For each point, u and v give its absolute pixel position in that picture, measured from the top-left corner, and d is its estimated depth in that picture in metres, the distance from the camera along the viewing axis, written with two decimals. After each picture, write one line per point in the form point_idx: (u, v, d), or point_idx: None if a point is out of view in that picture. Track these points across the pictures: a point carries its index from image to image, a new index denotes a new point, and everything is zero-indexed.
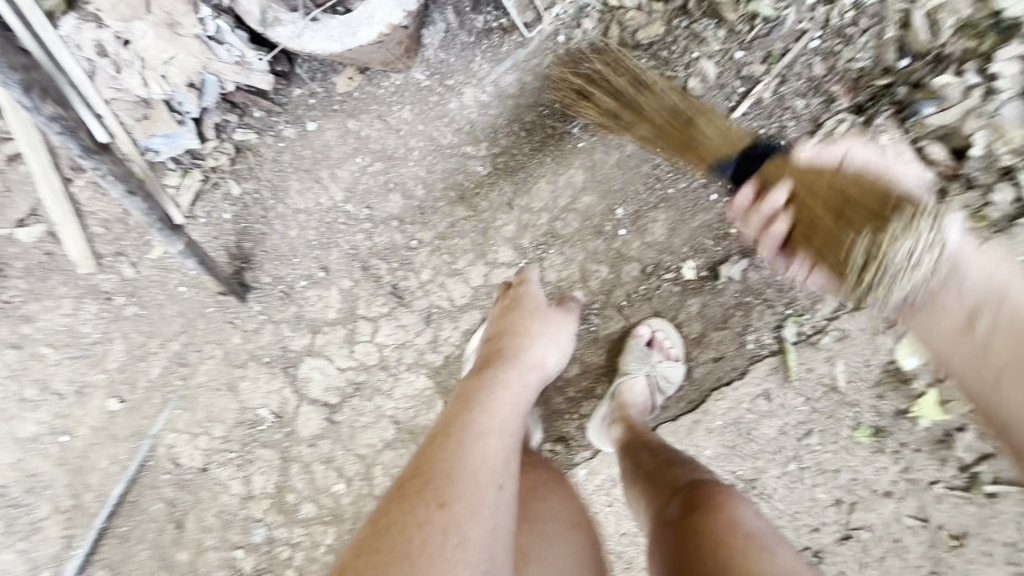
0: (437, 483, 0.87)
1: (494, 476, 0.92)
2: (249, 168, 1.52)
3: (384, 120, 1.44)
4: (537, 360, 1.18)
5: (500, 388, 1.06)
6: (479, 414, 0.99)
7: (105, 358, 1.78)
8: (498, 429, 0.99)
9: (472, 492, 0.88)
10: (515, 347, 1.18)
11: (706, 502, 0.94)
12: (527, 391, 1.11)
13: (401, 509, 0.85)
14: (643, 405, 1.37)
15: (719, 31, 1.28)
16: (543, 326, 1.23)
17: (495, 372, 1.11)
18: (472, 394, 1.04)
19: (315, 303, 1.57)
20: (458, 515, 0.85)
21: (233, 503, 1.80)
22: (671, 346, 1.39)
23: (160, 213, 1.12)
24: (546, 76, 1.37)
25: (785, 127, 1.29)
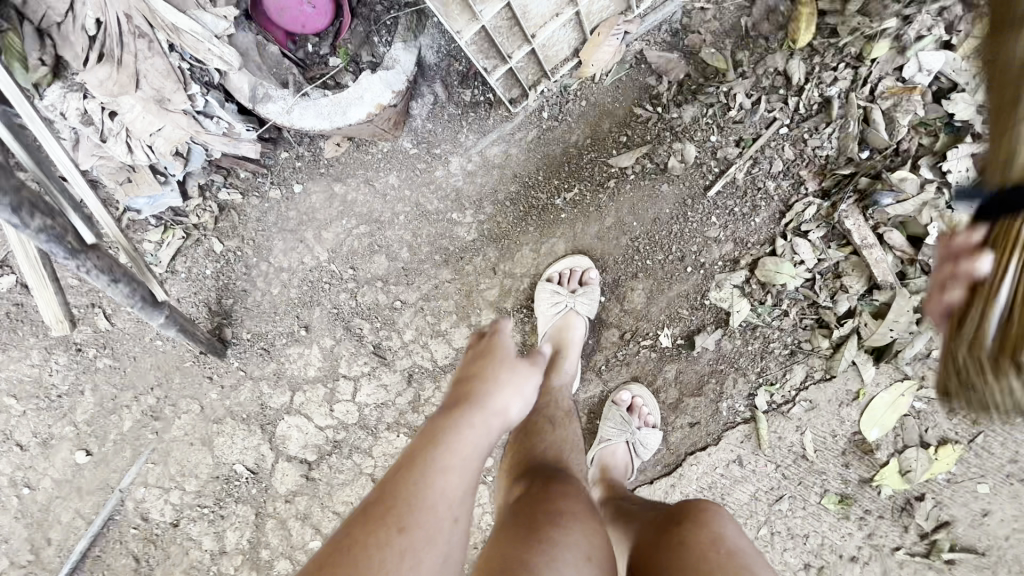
0: (401, 509, 0.74)
1: (457, 510, 0.78)
2: (232, 227, 1.52)
3: (371, 185, 1.46)
4: (505, 409, 0.91)
5: (468, 428, 0.84)
6: (446, 448, 0.81)
7: (73, 410, 1.74)
8: (463, 465, 0.81)
9: (434, 522, 0.74)
10: (492, 383, 0.92)
11: (692, 516, 0.91)
12: (491, 437, 0.87)
13: (357, 538, 0.71)
14: (624, 469, 1.41)
15: (696, 114, 1.34)
16: (512, 376, 0.94)
17: (461, 416, 0.85)
18: (436, 431, 0.83)
19: (296, 360, 1.57)
20: (418, 543, 0.72)
21: (204, 559, 1.76)
22: (650, 413, 1.43)
23: (143, 291, 1.23)
24: (530, 149, 1.41)
25: (757, 206, 1.35)
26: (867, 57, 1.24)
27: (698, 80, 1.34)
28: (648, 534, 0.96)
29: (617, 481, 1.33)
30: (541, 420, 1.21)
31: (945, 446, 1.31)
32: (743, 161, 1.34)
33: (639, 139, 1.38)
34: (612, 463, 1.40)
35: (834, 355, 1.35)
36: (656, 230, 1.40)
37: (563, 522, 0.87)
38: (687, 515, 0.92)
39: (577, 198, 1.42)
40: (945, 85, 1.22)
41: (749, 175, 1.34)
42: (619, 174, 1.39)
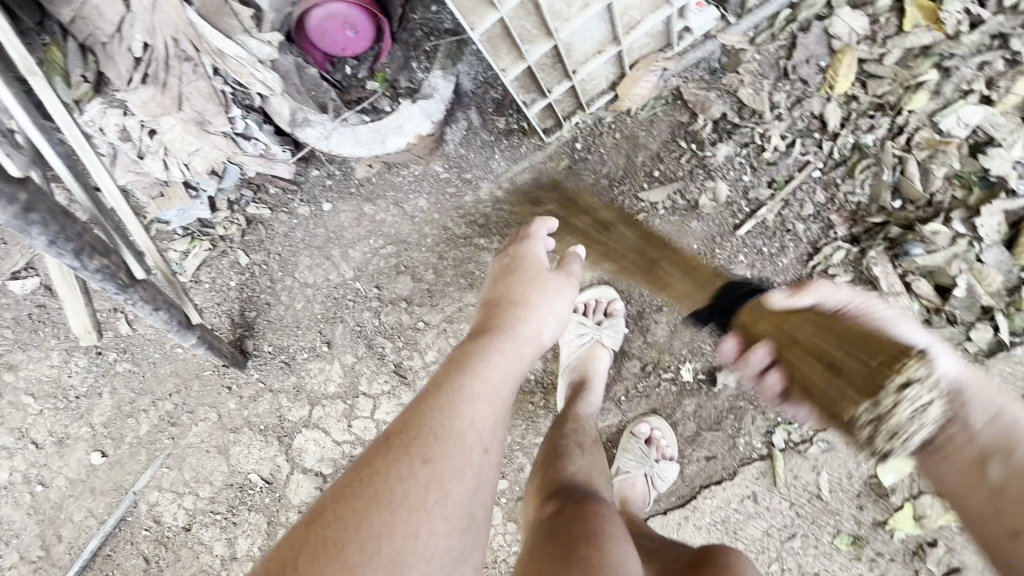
0: (428, 437, 0.75)
1: (483, 441, 0.79)
2: (259, 241, 1.52)
3: (400, 207, 1.47)
4: (535, 333, 0.96)
5: (497, 352, 0.88)
6: (474, 374, 0.83)
7: (91, 412, 1.75)
8: (490, 396, 0.83)
9: (460, 452, 0.76)
10: (512, 311, 0.95)
11: (720, 557, 0.94)
12: (522, 362, 0.91)
13: (381, 460, 0.72)
14: (641, 501, 1.42)
15: (730, 153, 1.35)
16: (542, 297, 0.99)
17: (490, 336, 0.90)
18: (464, 355, 0.86)
19: (317, 375, 1.57)
20: (443, 475, 0.73)
21: (213, 565, 1.78)
22: (667, 446, 1.43)
23: (179, 315, 1.25)
24: (562, 179, 1.41)
25: (785, 246, 1.35)
26: (906, 107, 1.25)
27: (733, 118, 1.34)
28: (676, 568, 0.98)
29: (638, 517, 1.36)
30: (570, 444, 1.23)
31: None
32: (774, 202, 1.34)
33: (671, 174, 1.38)
34: (630, 496, 1.42)
35: None
36: None
37: (596, 547, 0.89)
38: (716, 555, 0.94)
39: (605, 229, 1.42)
40: (982, 138, 1.22)
41: (778, 216, 1.35)
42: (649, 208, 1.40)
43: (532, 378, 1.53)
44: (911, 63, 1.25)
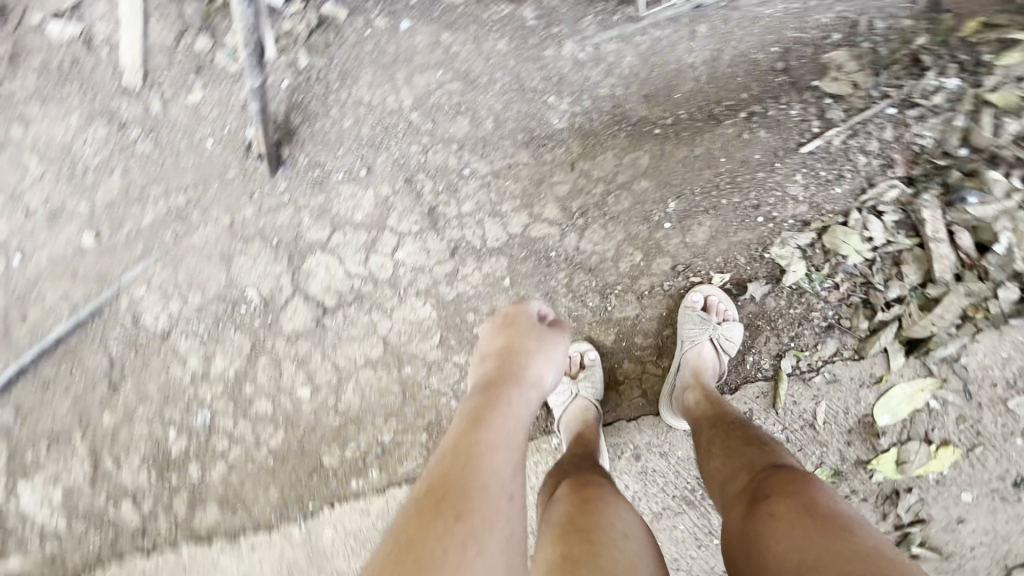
0: (455, 495, 0.84)
1: (506, 487, 0.89)
2: (325, 45, 1.48)
3: (478, 44, 1.44)
4: (538, 378, 1.15)
5: (506, 405, 1.04)
6: (488, 427, 0.97)
7: (95, 189, 1.65)
8: (503, 444, 0.96)
9: (487, 502, 0.85)
10: (516, 364, 1.14)
11: (781, 491, 0.88)
12: (528, 410, 1.07)
13: (420, 526, 0.81)
14: (713, 368, 1.41)
15: (818, 72, 1.37)
16: (540, 346, 1.20)
17: (499, 391, 1.07)
18: (479, 409, 1.02)
19: (346, 199, 1.53)
20: (476, 527, 0.81)
21: (183, 378, 1.72)
22: (728, 309, 1.42)
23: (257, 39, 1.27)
24: (646, 58, 1.41)
25: (842, 174, 1.37)
26: (997, 61, 1.28)
27: (826, 39, 1.37)
28: (733, 509, 0.93)
29: (712, 386, 1.35)
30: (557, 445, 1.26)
31: (945, 447, 1.36)
32: (843, 127, 1.36)
33: (753, 78, 1.39)
34: (701, 365, 1.40)
35: (868, 337, 1.39)
36: (739, 173, 1.41)
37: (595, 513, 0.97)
38: (776, 488, 0.89)
39: (674, 119, 1.42)
40: None
41: (844, 143, 1.37)
42: (722, 110, 1.41)
43: (561, 254, 1.49)
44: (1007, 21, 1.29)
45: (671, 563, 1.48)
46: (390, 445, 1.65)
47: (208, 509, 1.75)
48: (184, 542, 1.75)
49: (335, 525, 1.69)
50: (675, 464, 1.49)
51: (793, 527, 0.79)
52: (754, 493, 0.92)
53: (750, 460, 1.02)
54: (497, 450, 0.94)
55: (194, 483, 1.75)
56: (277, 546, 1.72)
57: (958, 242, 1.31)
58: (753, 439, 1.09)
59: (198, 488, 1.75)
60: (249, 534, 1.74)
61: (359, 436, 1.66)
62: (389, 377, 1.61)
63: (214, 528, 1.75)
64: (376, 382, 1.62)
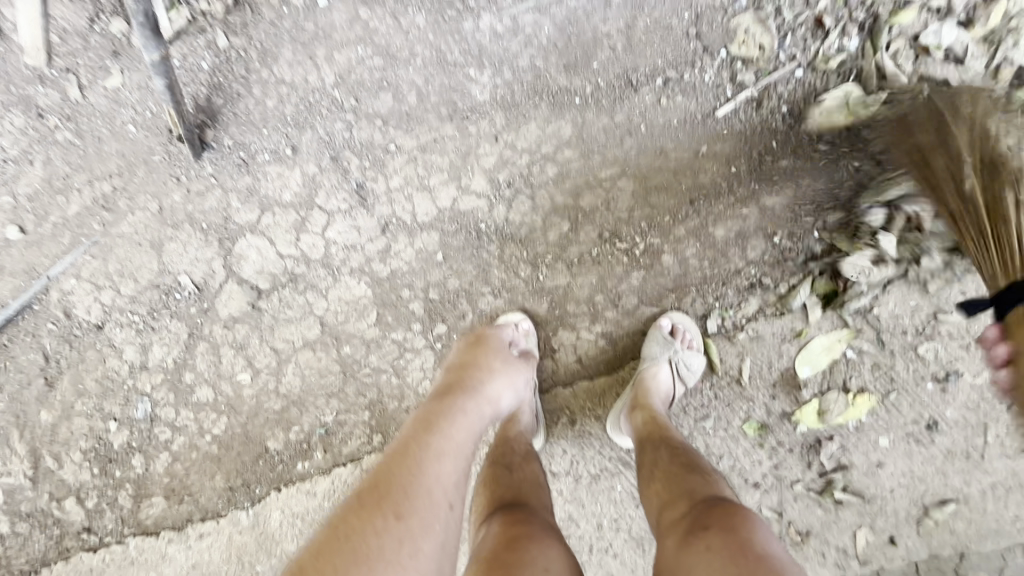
0: (397, 496, 0.93)
1: (448, 494, 0.99)
2: (242, 24, 1.46)
3: (396, 19, 1.44)
4: (494, 396, 1.25)
5: (460, 412, 1.14)
6: (441, 434, 1.06)
7: (16, 180, 1.61)
8: (453, 451, 1.05)
9: (429, 508, 0.94)
10: (477, 379, 1.25)
11: (719, 525, 0.91)
12: (481, 421, 1.17)
13: (361, 522, 0.89)
14: (666, 394, 1.42)
15: (730, 38, 1.40)
16: (503, 366, 1.32)
17: (455, 400, 1.16)
18: (432, 416, 1.10)
19: (273, 179, 1.52)
20: (412, 530, 0.90)
21: (121, 370, 1.70)
22: (694, 338, 1.44)
23: (147, 7, 1.25)
24: (563, 28, 1.43)
25: (756, 137, 1.42)
26: (892, 20, 1.33)
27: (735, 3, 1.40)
28: (670, 539, 0.96)
29: (658, 409, 1.36)
30: (498, 469, 1.29)
31: (862, 395, 1.42)
32: (755, 91, 1.41)
33: (668, 46, 1.42)
34: (654, 389, 1.41)
35: (788, 294, 1.44)
36: (658, 140, 1.45)
37: (520, 547, 0.99)
38: (711, 523, 0.92)
39: (593, 88, 1.45)
40: (954, 61, 1.31)
41: (757, 107, 1.41)
42: (640, 77, 1.44)
43: (491, 226, 1.51)
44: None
45: (611, 523, 1.53)
46: (333, 425, 1.65)
47: (154, 501, 1.73)
48: (131, 535, 1.74)
49: (282, 508, 1.69)
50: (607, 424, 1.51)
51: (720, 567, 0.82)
52: (691, 523, 0.95)
53: (694, 487, 1.06)
54: (445, 458, 1.03)
55: (138, 476, 1.73)
56: (226, 533, 1.71)
57: (880, 196, 1.36)
58: (696, 469, 1.13)
59: (143, 481, 1.73)
60: (197, 523, 1.73)
61: (302, 418, 1.66)
62: (328, 357, 1.62)
63: (161, 520, 1.73)
64: (315, 364, 1.62)
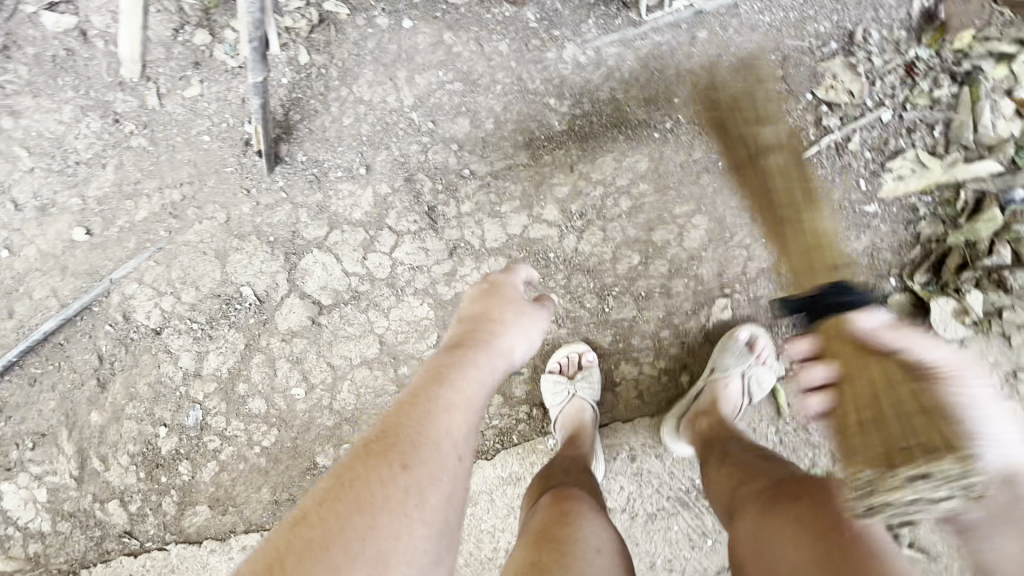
0: (405, 444, 0.88)
1: (457, 448, 0.93)
2: (326, 41, 1.48)
3: (480, 45, 1.45)
4: (507, 348, 1.13)
5: (470, 366, 1.04)
6: (451, 387, 0.99)
7: (87, 183, 1.63)
8: (464, 405, 0.98)
9: (436, 458, 0.90)
10: (487, 333, 1.12)
11: (810, 497, 0.92)
12: (492, 376, 1.07)
13: (366, 467, 0.86)
14: (734, 406, 1.39)
15: (815, 81, 1.39)
16: (516, 318, 1.18)
17: (467, 353, 1.07)
18: (445, 369, 1.02)
19: (345, 198, 1.52)
20: (419, 479, 0.86)
21: (175, 376, 1.70)
22: (768, 354, 1.43)
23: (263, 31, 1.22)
24: (646, 61, 1.43)
25: (836, 181, 1.40)
26: (988, 74, 1.32)
27: (821, 49, 1.39)
28: (749, 513, 0.98)
29: (728, 420, 1.33)
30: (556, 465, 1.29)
31: None
32: (839, 133, 1.39)
33: (751, 85, 1.41)
34: (723, 399, 1.39)
35: None
36: (736, 178, 1.43)
37: (572, 523, 1.02)
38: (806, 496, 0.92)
39: (673, 123, 1.44)
40: None
41: (840, 149, 1.39)
42: None
43: (560, 255, 1.50)
44: (1015, 27, 1.31)
45: (665, 564, 1.49)
46: None
47: (198, 509, 1.72)
48: (172, 543, 1.72)
49: None
50: (669, 465, 1.50)
51: (807, 540, 0.84)
52: (776, 496, 0.96)
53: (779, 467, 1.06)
54: (455, 412, 0.97)
55: (184, 483, 1.72)
56: None
57: (968, 250, 1.33)
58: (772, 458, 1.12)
59: (188, 488, 1.72)
60: (240, 534, 1.72)
61: (354, 436, 1.65)
62: (385, 376, 1.61)
63: (203, 529, 1.72)
64: (372, 382, 1.61)
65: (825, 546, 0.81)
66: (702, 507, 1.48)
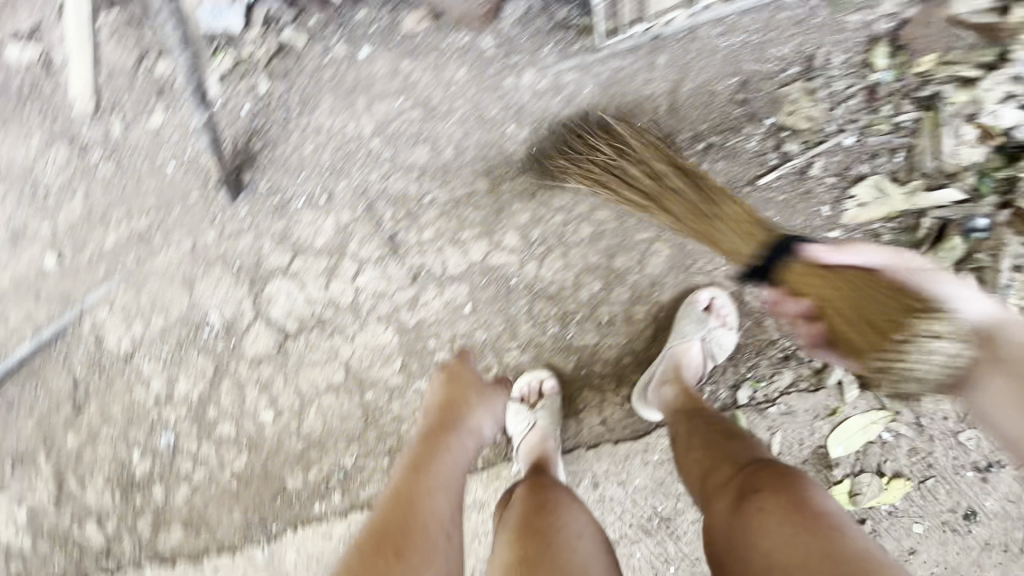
0: (397, 536, 1.01)
1: (443, 528, 1.06)
2: (284, 70, 1.47)
3: (438, 72, 1.44)
4: (475, 429, 1.27)
5: (444, 453, 1.18)
6: (428, 477, 1.12)
7: (56, 211, 1.64)
8: (442, 489, 1.11)
9: (424, 542, 1.02)
10: (454, 416, 1.26)
11: (770, 487, 0.99)
12: (465, 457, 1.20)
13: (367, 563, 0.97)
14: (696, 369, 1.40)
15: (775, 107, 1.37)
16: (480, 400, 1.31)
17: (440, 441, 1.20)
18: (421, 460, 1.15)
19: (307, 226, 1.53)
20: (413, 564, 0.98)
21: (147, 400, 1.72)
22: (729, 315, 1.41)
23: None
24: (605, 87, 1.42)
25: (796, 207, 1.39)
26: (950, 99, 1.28)
27: (783, 72, 1.36)
28: (718, 504, 1.04)
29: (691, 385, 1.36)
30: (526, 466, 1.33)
31: (897, 479, 1.38)
32: (800, 160, 1.37)
33: (712, 110, 1.39)
34: (684, 363, 1.39)
35: (824, 370, 1.40)
36: None
37: (553, 512, 1.08)
38: (765, 486, 0.99)
39: None
40: (1012, 143, 1.25)
41: (801, 176, 1.38)
42: (682, 141, 1.41)
43: (522, 282, 1.49)
44: (979, 50, 1.25)
45: None
46: (353, 469, 1.65)
47: (173, 529, 1.74)
48: (148, 563, 1.75)
49: (299, 546, 1.70)
50: (632, 492, 1.50)
51: (781, 526, 0.90)
52: (738, 488, 1.02)
53: (737, 453, 1.12)
54: (435, 496, 1.10)
55: (159, 505, 1.74)
56: (241, 567, 1.73)
57: None
58: (731, 434, 1.18)
59: (163, 509, 1.75)
60: (214, 554, 1.74)
61: (322, 459, 1.66)
62: (351, 401, 1.62)
63: (178, 549, 1.75)
64: (338, 407, 1.62)
65: (791, 527, 0.90)
66: (664, 533, 1.49)
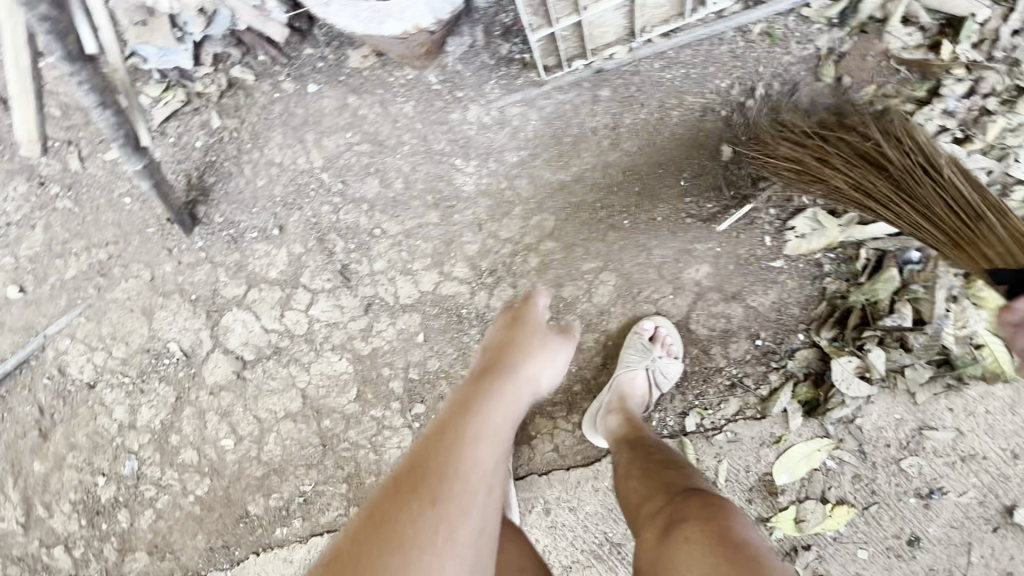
0: (433, 476, 0.80)
1: (486, 479, 0.84)
2: (236, 106, 1.51)
3: (385, 107, 1.48)
4: (535, 376, 1.00)
5: (497, 394, 0.93)
6: (478, 416, 0.87)
7: (18, 243, 1.67)
8: (490, 436, 0.87)
9: (463, 492, 0.80)
10: (510, 356, 1.00)
11: (696, 516, 0.94)
12: (518, 407, 0.95)
13: (391, 507, 0.78)
14: (641, 399, 1.40)
15: (714, 139, 1.39)
16: (545, 344, 1.04)
17: (493, 380, 0.95)
18: (470, 399, 0.90)
19: (261, 257, 1.55)
20: (448, 515, 0.77)
21: (110, 428, 1.73)
22: (674, 344, 1.41)
23: (127, 129, 1.28)
24: (548, 120, 1.44)
25: (739, 237, 1.40)
26: None
27: (720, 106, 1.39)
28: (648, 535, 0.99)
29: (636, 414, 1.34)
30: None
31: (840, 506, 1.39)
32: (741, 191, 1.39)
33: (653, 142, 1.42)
34: (629, 393, 1.39)
35: (770, 397, 1.41)
36: (642, 235, 1.43)
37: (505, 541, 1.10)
38: (691, 516, 0.94)
39: (577, 181, 1.44)
40: None
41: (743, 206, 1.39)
42: (625, 172, 1.43)
43: (472, 311, 1.51)
44: (909, 86, 1.32)
45: None
46: (312, 495, 1.66)
47: (137, 555, 1.75)
48: None
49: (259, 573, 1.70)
50: (584, 518, 1.51)
51: (698, 555, 0.86)
52: (669, 517, 0.97)
53: (676, 481, 1.08)
54: (482, 441, 0.86)
55: (123, 530, 1.76)
56: None
57: (869, 309, 1.35)
58: (671, 463, 1.15)
59: (127, 535, 1.76)
60: None
61: (282, 486, 1.68)
62: (308, 428, 1.63)
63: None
64: (295, 434, 1.64)
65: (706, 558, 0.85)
66: (616, 560, 1.49)
